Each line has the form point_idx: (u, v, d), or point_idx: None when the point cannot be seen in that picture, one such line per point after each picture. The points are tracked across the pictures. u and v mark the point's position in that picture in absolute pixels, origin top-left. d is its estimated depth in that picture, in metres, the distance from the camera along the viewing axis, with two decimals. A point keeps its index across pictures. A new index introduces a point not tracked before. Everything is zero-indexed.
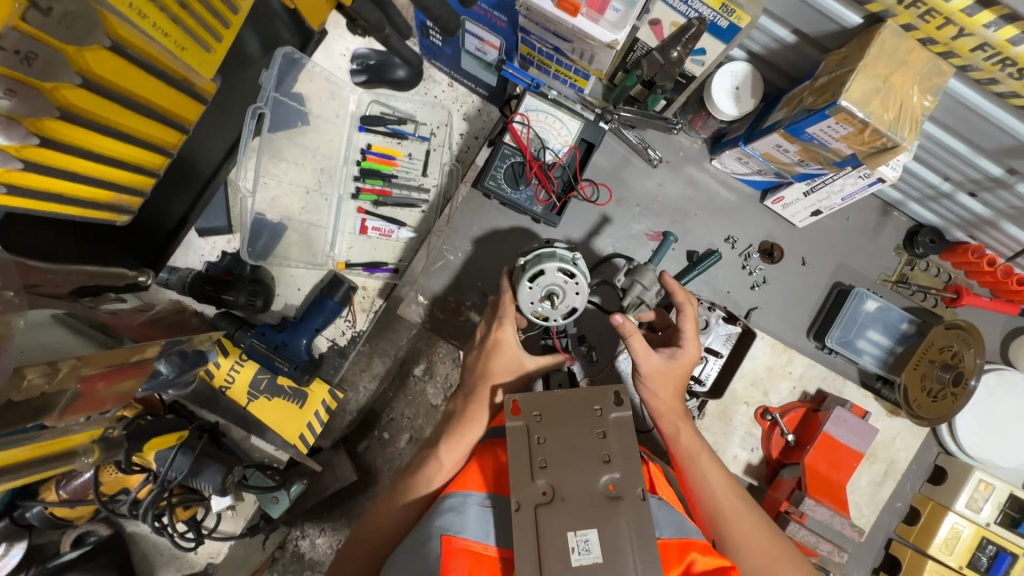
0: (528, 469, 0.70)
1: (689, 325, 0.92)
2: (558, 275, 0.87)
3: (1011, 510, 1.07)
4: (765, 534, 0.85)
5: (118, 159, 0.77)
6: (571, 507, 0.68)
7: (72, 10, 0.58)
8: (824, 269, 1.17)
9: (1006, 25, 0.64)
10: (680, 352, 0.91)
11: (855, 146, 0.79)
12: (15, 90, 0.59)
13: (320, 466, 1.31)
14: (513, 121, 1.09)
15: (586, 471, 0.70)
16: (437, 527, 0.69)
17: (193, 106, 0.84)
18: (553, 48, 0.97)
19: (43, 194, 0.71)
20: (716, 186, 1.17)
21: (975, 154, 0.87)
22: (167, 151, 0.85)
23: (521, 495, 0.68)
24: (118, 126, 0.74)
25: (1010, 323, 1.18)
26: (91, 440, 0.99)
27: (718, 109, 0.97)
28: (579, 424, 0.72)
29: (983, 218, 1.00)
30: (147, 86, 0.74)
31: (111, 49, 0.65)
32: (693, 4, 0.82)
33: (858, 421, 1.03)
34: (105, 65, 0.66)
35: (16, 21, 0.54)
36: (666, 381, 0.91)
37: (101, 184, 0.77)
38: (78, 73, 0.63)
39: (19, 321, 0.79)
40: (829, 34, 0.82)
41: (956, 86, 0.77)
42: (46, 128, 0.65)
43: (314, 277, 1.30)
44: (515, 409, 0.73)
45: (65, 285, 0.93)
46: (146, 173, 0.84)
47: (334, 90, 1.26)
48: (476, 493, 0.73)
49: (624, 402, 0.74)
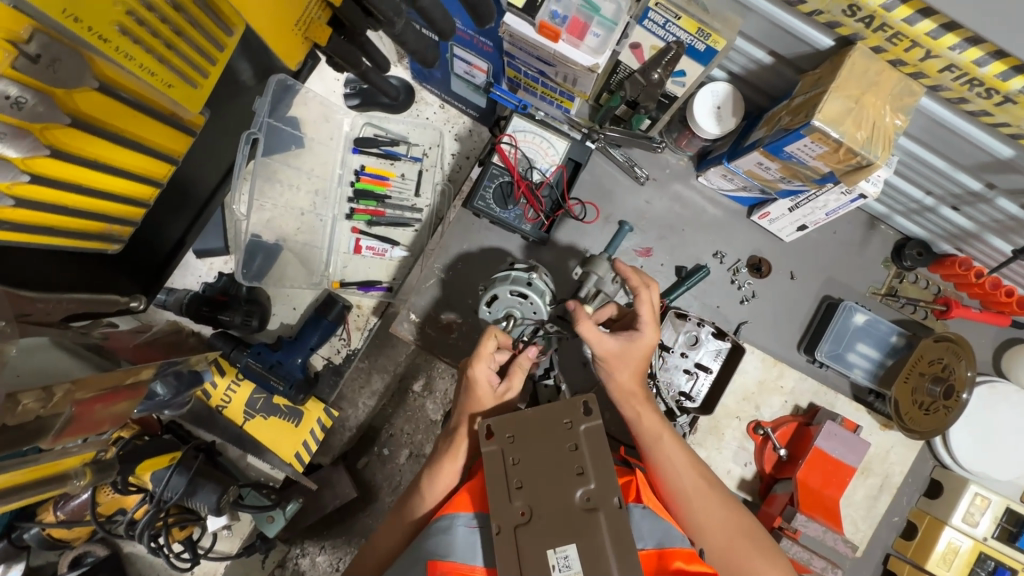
0: (505, 490, 0.70)
1: (645, 309, 0.90)
2: (512, 297, 0.94)
3: (1009, 524, 1.06)
4: (727, 513, 0.87)
5: (111, 193, 0.80)
6: (549, 524, 0.68)
7: (61, 58, 0.61)
8: (813, 283, 1.17)
9: (971, 47, 0.66)
10: (637, 337, 0.90)
11: (831, 164, 0.81)
12: (8, 134, 0.62)
13: (318, 485, 1.32)
14: (501, 141, 1.11)
15: (561, 487, 0.69)
16: (424, 553, 0.71)
17: (183, 138, 0.87)
18: (537, 72, 0.99)
19: (36, 228, 0.73)
20: (703, 203, 1.18)
21: (954, 169, 0.89)
22: (157, 182, 0.87)
23: (501, 518, 0.69)
24: (111, 163, 0.77)
25: (1001, 334, 1.18)
26: (83, 462, 1.01)
27: (701, 128, 0.99)
28: (549, 440, 0.72)
29: (968, 231, 1.01)
30: (136, 123, 0.77)
31: (99, 90, 0.69)
32: (671, 29, 0.84)
33: (850, 435, 1.03)
34: (94, 105, 0.70)
35: (5, 69, 0.57)
36: (624, 364, 0.90)
37: (93, 218, 0.80)
38: (67, 113, 0.67)
39: (10, 347, 0.82)
40: (804, 55, 0.84)
41: (928, 104, 0.79)
42: (38, 166, 0.68)
43: (308, 296, 1.33)
44: (488, 433, 0.74)
45: (57, 312, 0.94)
46: (138, 205, 0.86)
47: (328, 114, 1.29)
48: (464, 514, 0.73)
49: (593, 412, 0.73)
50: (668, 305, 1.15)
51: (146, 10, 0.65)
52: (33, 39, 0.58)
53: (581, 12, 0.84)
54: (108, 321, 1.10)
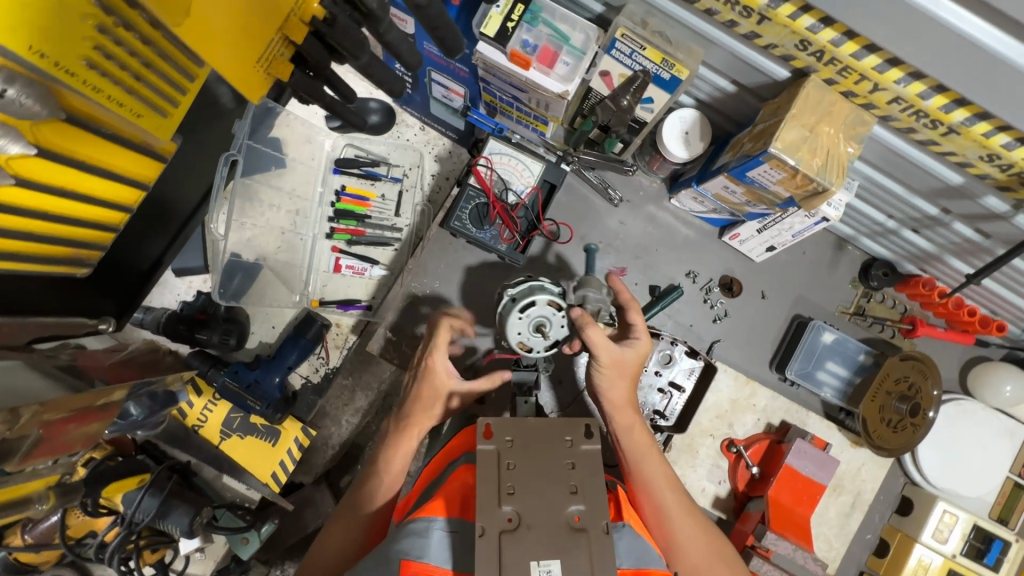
0: (496, 494, 0.73)
1: (638, 319, 0.95)
2: (548, 308, 0.91)
3: (976, 541, 1.08)
4: (704, 533, 0.89)
5: (77, 219, 0.81)
6: (536, 536, 0.71)
7: (31, 93, 0.61)
8: (783, 302, 1.20)
9: (914, 81, 0.69)
10: (637, 346, 0.92)
11: (791, 189, 0.84)
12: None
13: (292, 505, 1.29)
14: (477, 163, 1.13)
15: (553, 501, 0.73)
16: (395, 552, 0.72)
17: (152, 164, 0.87)
18: (512, 97, 1.02)
19: (1, 253, 0.74)
20: (675, 224, 1.21)
21: (910, 194, 0.92)
22: (127, 207, 0.88)
23: (486, 520, 0.71)
24: (77, 189, 0.77)
25: (967, 352, 1.20)
26: (45, 487, 1.05)
27: (669, 153, 1.02)
28: (551, 453, 0.77)
29: (929, 253, 1.05)
30: (104, 152, 0.77)
31: (66, 120, 0.70)
32: (637, 58, 0.87)
33: (818, 453, 1.05)
34: (61, 134, 0.70)
35: None
36: (620, 379, 0.91)
37: (59, 242, 0.80)
38: (34, 145, 0.67)
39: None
40: (763, 84, 0.87)
41: (881, 133, 0.82)
42: (3, 195, 0.68)
43: (288, 314, 1.34)
44: (488, 433, 0.77)
45: (26, 335, 0.94)
46: (107, 229, 0.87)
47: (310, 135, 1.30)
48: (439, 518, 0.75)
49: (594, 436, 0.78)
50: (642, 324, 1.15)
51: (115, 44, 0.66)
52: (2, 77, 0.57)
53: (552, 42, 0.89)
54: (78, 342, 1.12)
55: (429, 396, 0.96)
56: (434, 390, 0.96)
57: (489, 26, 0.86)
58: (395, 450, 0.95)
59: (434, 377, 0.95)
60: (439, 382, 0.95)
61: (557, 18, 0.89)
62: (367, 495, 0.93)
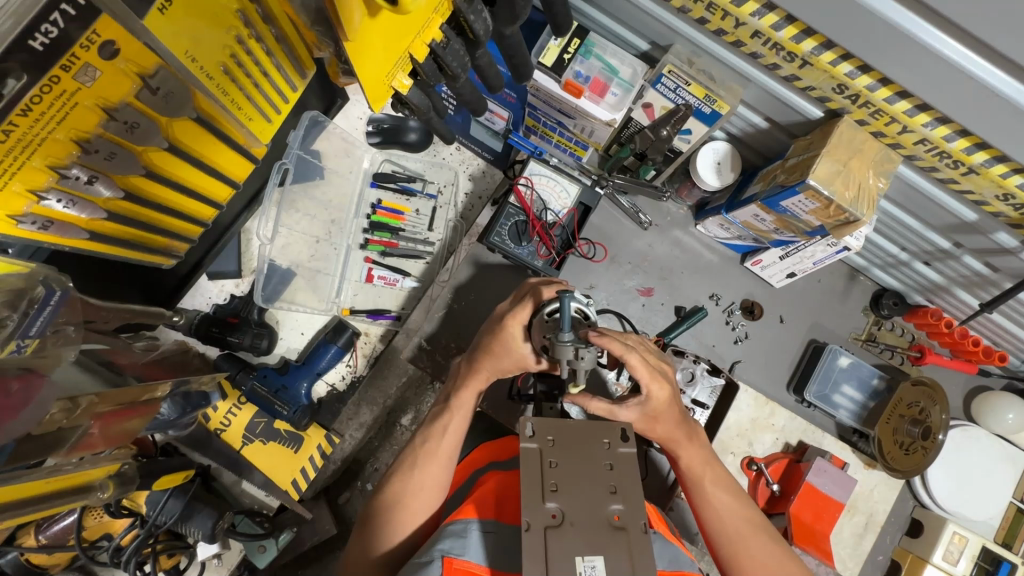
0: (539, 491, 0.73)
1: (639, 370, 0.86)
2: None
3: (984, 563, 1.13)
4: (773, 554, 0.86)
5: (179, 211, 0.89)
6: (579, 532, 0.70)
7: (172, 91, 0.71)
8: (800, 327, 1.26)
9: (940, 125, 0.77)
10: (647, 399, 0.88)
11: (822, 218, 0.91)
12: (116, 152, 0.71)
13: (309, 515, 1.27)
14: (518, 183, 1.18)
15: (594, 500, 0.73)
16: (438, 550, 0.73)
17: (244, 164, 0.95)
18: (556, 122, 1.09)
19: (111, 239, 0.81)
20: (700, 248, 1.27)
21: (926, 228, 1.00)
22: (217, 204, 0.96)
23: (532, 516, 0.71)
24: (185, 182, 0.85)
25: (970, 381, 1.27)
26: (107, 474, 0.98)
27: (702, 181, 1.08)
28: (589, 455, 0.77)
29: (937, 284, 1.12)
30: (213, 148, 0.85)
31: (195, 119, 0.78)
32: (681, 93, 0.93)
33: (838, 472, 1.10)
34: (187, 132, 0.78)
35: (130, 98, 0.67)
36: (653, 423, 0.90)
37: (159, 233, 0.88)
38: (165, 137, 0.76)
39: (71, 353, 0.81)
40: (796, 122, 0.95)
41: (905, 171, 0.90)
42: (132, 184, 0.77)
43: (318, 321, 1.34)
44: (531, 433, 0.77)
45: (113, 321, 0.96)
46: (197, 223, 0.95)
47: (350, 148, 1.34)
48: (476, 519, 0.76)
49: (630, 438, 0.79)
50: (667, 342, 1.21)
51: (246, 55, 0.78)
52: (156, 75, 0.67)
53: (602, 74, 0.96)
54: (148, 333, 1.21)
55: (475, 374, 0.95)
56: (508, 353, 0.92)
57: (547, 56, 0.93)
58: (443, 430, 0.91)
59: (512, 340, 0.91)
60: (516, 345, 0.91)
61: (608, 53, 0.95)
62: (418, 480, 0.87)
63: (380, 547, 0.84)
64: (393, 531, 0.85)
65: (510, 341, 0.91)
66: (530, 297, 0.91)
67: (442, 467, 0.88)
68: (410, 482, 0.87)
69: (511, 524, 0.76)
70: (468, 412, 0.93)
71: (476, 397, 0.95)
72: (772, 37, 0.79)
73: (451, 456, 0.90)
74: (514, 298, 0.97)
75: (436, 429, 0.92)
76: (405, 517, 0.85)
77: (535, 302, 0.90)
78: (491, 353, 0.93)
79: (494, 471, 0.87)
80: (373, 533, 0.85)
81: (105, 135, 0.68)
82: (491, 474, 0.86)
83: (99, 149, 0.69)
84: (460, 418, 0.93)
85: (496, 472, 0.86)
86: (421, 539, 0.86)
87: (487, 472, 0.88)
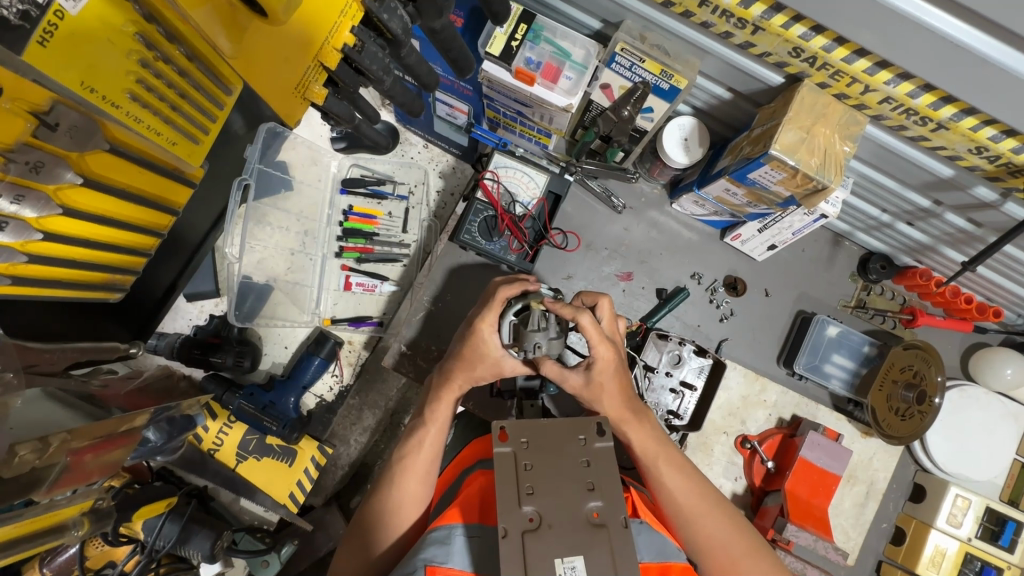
0: (514, 494, 0.68)
1: (593, 333, 0.83)
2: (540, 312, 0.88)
3: (989, 523, 1.10)
4: (734, 533, 0.83)
5: (116, 246, 0.90)
6: (558, 534, 0.66)
7: (78, 124, 0.72)
8: (787, 299, 1.24)
9: (903, 81, 0.74)
10: (593, 361, 0.85)
11: (792, 188, 0.87)
12: (23, 195, 0.71)
13: (311, 526, 1.30)
14: (484, 178, 1.16)
15: (571, 499, 0.68)
16: (421, 560, 0.69)
17: (183, 190, 0.97)
18: (515, 112, 1.05)
19: (43, 281, 0.81)
20: (678, 228, 1.25)
21: (904, 188, 0.96)
22: (158, 232, 0.97)
23: (508, 521, 0.66)
24: (114, 217, 0.85)
25: (966, 339, 1.24)
26: (82, 511, 0.95)
27: (670, 158, 1.04)
28: (563, 455, 0.72)
29: (924, 244, 1.09)
30: (140, 177, 0.86)
31: (110, 150, 0.79)
32: (637, 71, 0.89)
33: (832, 444, 1.08)
34: (104, 164, 0.79)
35: (27, 137, 0.67)
36: (600, 391, 0.86)
37: (97, 269, 0.89)
38: (80, 174, 0.76)
39: (15, 400, 0.82)
40: (759, 91, 0.91)
41: (874, 132, 0.86)
42: (48, 224, 0.77)
43: (300, 334, 1.34)
44: (502, 436, 0.72)
45: (60, 362, 0.96)
46: (138, 254, 0.96)
47: (315, 156, 1.30)
48: (461, 525, 0.73)
49: (607, 432, 0.74)
50: (652, 328, 1.18)
51: (155, 77, 0.75)
52: (53, 111, 0.68)
53: (554, 59, 0.92)
54: (107, 368, 1.12)
55: (447, 385, 0.92)
56: (481, 359, 0.89)
57: (494, 45, 0.89)
58: (419, 445, 0.89)
59: (484, 344, 0.88)
60: (488, 349, 0.88)
61: (557, 36, 0.92)
62: (396, 497, 0.86)
63: (363, 565, 0.85)
64: (376, 543, 0.85)
65: (480, 341, 0.88)
66: (495, 299, 0.88)
67: (420, 482, 0.87)
68: (390, 497, 0.86)
69: (494, 528, 0.72)
70: (443, 425, 0.91)
71: (451, 409, 0.92)
72: (719, 5, 0.75)
73: (430, 470, 0.88)
74: (482, 303, 0.93)
75: (412, 445, 0.89)
76: (385, 534, 0.85)
77: (501, 300, 0.88)
78: (463, 358, 0.91)
79: (476, 473, 0.83)
80: (358, 550, 0.86)
81: (7, 179, 0.68)
82: (478, 473, 0.82)
83: (3, 195, 0.68)
84: (436, 431, 0.90)
85: (482, 471, 0.82)
86: (405, 552, 0.85)
87: (475, 470, 0.84)
